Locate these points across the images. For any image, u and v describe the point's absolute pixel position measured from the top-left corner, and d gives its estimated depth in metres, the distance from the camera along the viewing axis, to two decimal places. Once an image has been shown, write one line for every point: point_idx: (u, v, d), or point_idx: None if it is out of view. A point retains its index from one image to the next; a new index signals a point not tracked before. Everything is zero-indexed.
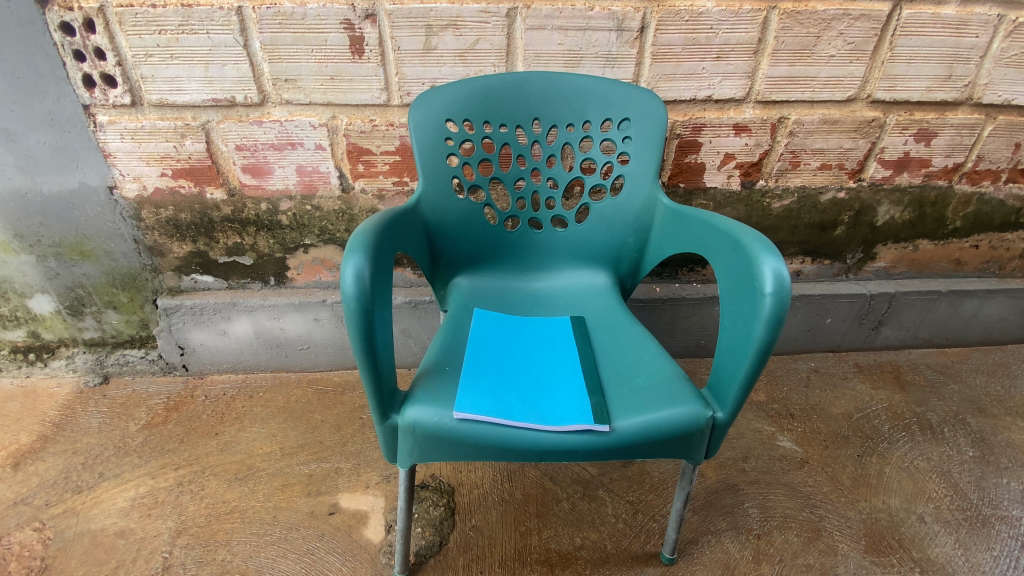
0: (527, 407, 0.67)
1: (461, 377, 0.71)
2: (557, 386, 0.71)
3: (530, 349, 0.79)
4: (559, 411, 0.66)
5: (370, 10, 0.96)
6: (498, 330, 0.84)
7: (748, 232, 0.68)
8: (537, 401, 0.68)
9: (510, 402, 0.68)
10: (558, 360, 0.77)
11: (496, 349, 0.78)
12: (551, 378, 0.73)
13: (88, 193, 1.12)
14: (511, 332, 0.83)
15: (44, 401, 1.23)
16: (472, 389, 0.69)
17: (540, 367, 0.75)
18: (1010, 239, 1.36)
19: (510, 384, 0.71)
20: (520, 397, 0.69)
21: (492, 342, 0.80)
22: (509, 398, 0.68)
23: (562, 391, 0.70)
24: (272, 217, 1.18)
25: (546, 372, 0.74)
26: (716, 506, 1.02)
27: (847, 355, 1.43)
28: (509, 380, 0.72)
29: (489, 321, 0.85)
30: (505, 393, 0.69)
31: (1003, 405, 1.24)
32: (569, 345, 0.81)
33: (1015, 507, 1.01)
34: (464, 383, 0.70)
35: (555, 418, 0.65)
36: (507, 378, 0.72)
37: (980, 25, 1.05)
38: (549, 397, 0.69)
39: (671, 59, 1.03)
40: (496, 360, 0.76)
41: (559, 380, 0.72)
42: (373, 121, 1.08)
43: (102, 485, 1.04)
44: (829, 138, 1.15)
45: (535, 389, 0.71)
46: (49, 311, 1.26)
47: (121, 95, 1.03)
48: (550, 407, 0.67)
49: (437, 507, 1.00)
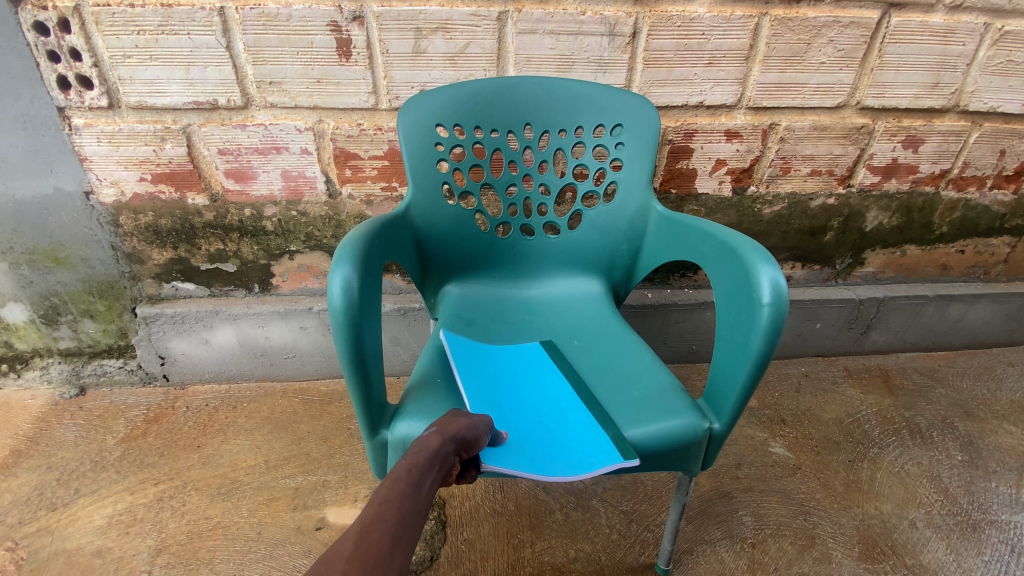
0: (547, 457, 0.61)
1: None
2: (562, 422, 0.67)
3: (523, 384, 0.74)
4: (583, 455, 0.61)
5: (358, 12, 0.94)
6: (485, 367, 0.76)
7: (745, 241, 0.67)
8: (558, 446, 0.63)
9: (529, 453, 0.61)
10: (554, 394, 0.72)
11: (490, 389, 0.71)
12: (555, 416, 0.68)
13: (64, 199, 1.08)
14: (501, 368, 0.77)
15: (18, 414, 1.18)
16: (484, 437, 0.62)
17: (537, 403, 0.70)
18: (995, 244, 1.38)
19: (517, 432, 0.64)
20: (529, 442, 0.63)
21: (484, 378, 0.73)
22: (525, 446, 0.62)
23: (573, 431, 0.65)
24: (256, 223, 1.15)
25: (546, 411, 0.69)
26: (709, 515, 1.01)
27: (836, 359, 1.43)
28: (514, 428, 0.65)
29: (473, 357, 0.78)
30: (518, 444, 0.63)
31: (990, 409, 1.26)
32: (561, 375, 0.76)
33: (1004, 510, 1.01)
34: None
35: (584, 464, 0.59)
36: (511, 422, 0.66)
37: (967, 33, 1.06)
38: (563, 440, 0.64)
39: (663, 65, 1.02)
40: (495, 403, 0.69)
41: (565, 418, 0.67)
42: (361, 126, 1.06)
43: (79, 502, 1.00)
44: (819, 144, 1.15)
45: (543, 434, 0.65)
46: (23, 321, 1.22)
47: (97, 97, 0.99)
48: (572, 454, 0.61)
49: (428, 520, 0.98)
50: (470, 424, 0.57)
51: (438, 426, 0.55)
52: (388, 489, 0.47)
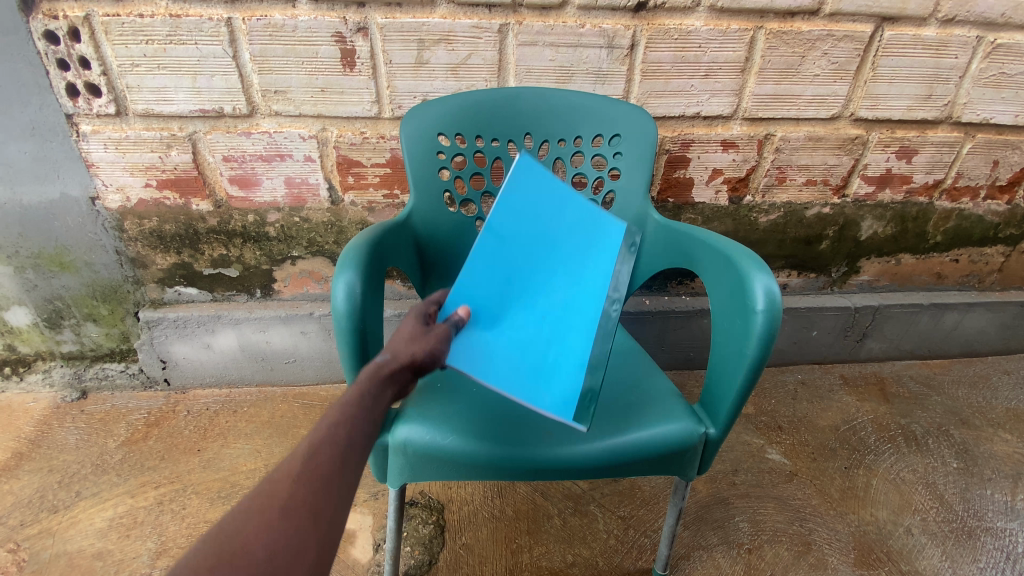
0: (508, 365, 0.58)
1: (466, 281, 0.58)
2: (557, 343, 0.63)
3: (558, 276, 0.66)
4: (540, 386, 0.59)
5: (362, 23, 0.96)
6: (544, 227, 0.64)
7: (741, 249, 0.69)
8: (530, 363, 0.60)
9: (494, 353, 0.58)
10: (574, 305, 0.66)
11: (524, 255, 0.62)
12: (556, 331, 0.64)
13: (70, 204, 1.10)
14: (557, 240, 0.65)
15: (19, 417, 1.19)
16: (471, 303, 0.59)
17: (554, 305, 0.64)
18: (988, 253, 1.40)
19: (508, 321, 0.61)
20: (505, 339, 0.60)
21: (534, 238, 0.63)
22: (501, 346, 0.59)
23: (554, 356, 0.62)
24: (259, 229, 1.16)
25: (552, 319, 0.64)
26: (707, 520, 1.01)
27: (833, 367, 1.45)
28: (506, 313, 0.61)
29: (549, 209, 0.64)
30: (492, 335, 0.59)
31: (985, 416, 1.27)
32: (597, 288, 0.69)
33: (999, 517, 1.02)
34: (458, 294, 0.58)
35: (534, 395, 0.57)
36: (507, 307, 0.61)
37: (959, 46, 1.08)
38: (537, 359, 0.61)
39: (660, 76, 1.04)
40: (514, 271, 0.62)
41: (559, 337, 0.63)
42: (364, 134, 1.07)
43: (79, 505, 1.01)
44: (815, 154, 1.17)
45: (527, 341, 0.61)
46: (26, 324, 1.23)
47: (105, 105, 1.01)
48: (532, 377, 0.59)
49: (426, 525, 0.98)
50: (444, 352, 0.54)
51: (407, 347, 0.53)
52: (340, 411, 0.47)
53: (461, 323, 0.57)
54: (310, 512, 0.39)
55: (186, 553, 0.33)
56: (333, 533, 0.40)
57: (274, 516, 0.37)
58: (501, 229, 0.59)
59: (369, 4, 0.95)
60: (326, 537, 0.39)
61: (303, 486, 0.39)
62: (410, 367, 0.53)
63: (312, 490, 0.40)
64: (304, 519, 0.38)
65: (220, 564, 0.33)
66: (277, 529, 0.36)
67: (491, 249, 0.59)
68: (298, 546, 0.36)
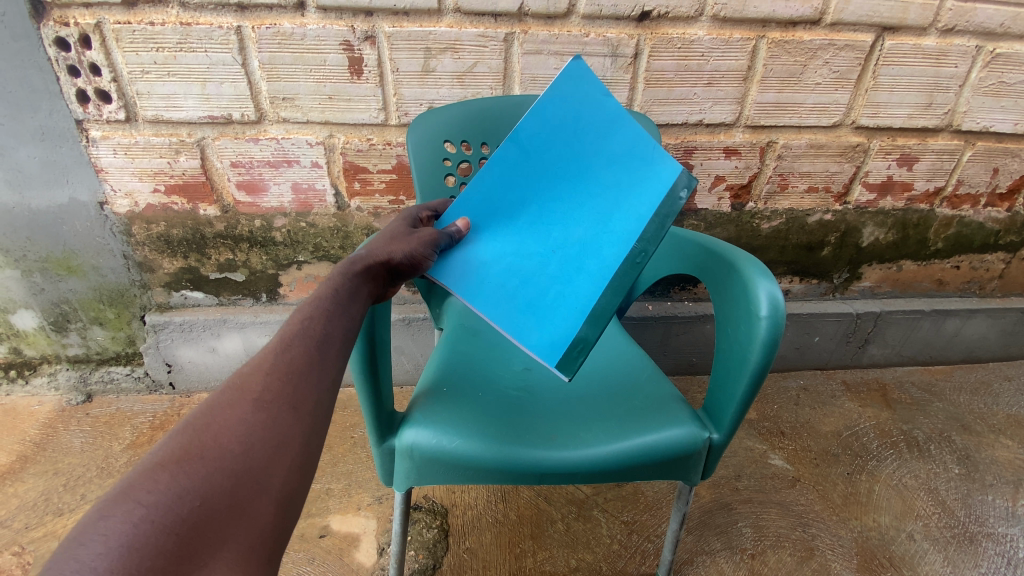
0: (505, 294, 0.57)
1: (472, 194, 0.59)
2: (561, 282, 0.56)
3: (583, 210, 0.57)
4: (528, 317, 0.56)
5: (370, 32, 0.97)
6: (578, 150, 0.57)
7: (744, 256, 0.69)
8: (523, 293, 0.57)
9: (492, 278, 0.58)
10: (592, 246, 0.56)
11: (546, 180, 0.59)
12: (563, 268, 0.56)
13: (79, 208, 1.11)
14: (593, 169, 0.57)
15: (25, 420, 1.19)
16: (476, 220, 0.60)
17: (569, 241, 0.57)
18: (989, 260, 1.41)
19: (515, 248, 0.59)
20: (505, 266, 0.58)
21: (560, 161, 0.58)
22: (496, 270, 0.58)
23: (559, 289, 0.56)
24: (266, 234, 1.17)
25: (566, 253, 0.57)
26: (709, 525, 1.02)
27: (835, 373, 1.45)
28: (517, 240, 0.59)
29: (592, 132, 0.57)
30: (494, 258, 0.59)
31: (987, 423, 1.27)
32: (632, 232, 0.54)
33: (1001, 523, 1.03)
34: (463, 208, 0.60)
35: (518, 326, 0.55)
36: (517, 232, 0.59)
37: (959, 56, 1.09)
38: (538, 292, 0.56)
39: (663, 85, 1.06)
40: (531, 195, 0.59)
41: (570, 271, 0.56)
42: (371, 141, 1.09)
43: (84, 508, 1.01)
44: (816, 161, 1.18)
45: (530, 270, 0.57)
46: (33, 327, 1.24)
47: (116, 111, 1.02)
48: (523, 307, 0.57)
49: (430, 529, 0.99)
50: (416, 249, 0.57)
51: (385, 245, 0.59)
52: (312, 306, 0.51)
53: (459, 236, 0.59)
54: (285, 405, 0.43)
55: (163, 442, 0.37)
56: (312, 424, 0.44)
57: (250, 407, 0.41)
58: (524, 141, 0.57)
59: (377, 13, 0.96)
60: (304, 427, 0.43)
61: (277, 381, 0.44)
62: (385, 263, 0.58)
63: (286, 386, 0.44)
64: (280, 411, 0.43)
65: (196, 449, 0.37)
66: (253, 419, 0.41)
67: (509, 165, 0.58)
68: (274, 434, 0.41)
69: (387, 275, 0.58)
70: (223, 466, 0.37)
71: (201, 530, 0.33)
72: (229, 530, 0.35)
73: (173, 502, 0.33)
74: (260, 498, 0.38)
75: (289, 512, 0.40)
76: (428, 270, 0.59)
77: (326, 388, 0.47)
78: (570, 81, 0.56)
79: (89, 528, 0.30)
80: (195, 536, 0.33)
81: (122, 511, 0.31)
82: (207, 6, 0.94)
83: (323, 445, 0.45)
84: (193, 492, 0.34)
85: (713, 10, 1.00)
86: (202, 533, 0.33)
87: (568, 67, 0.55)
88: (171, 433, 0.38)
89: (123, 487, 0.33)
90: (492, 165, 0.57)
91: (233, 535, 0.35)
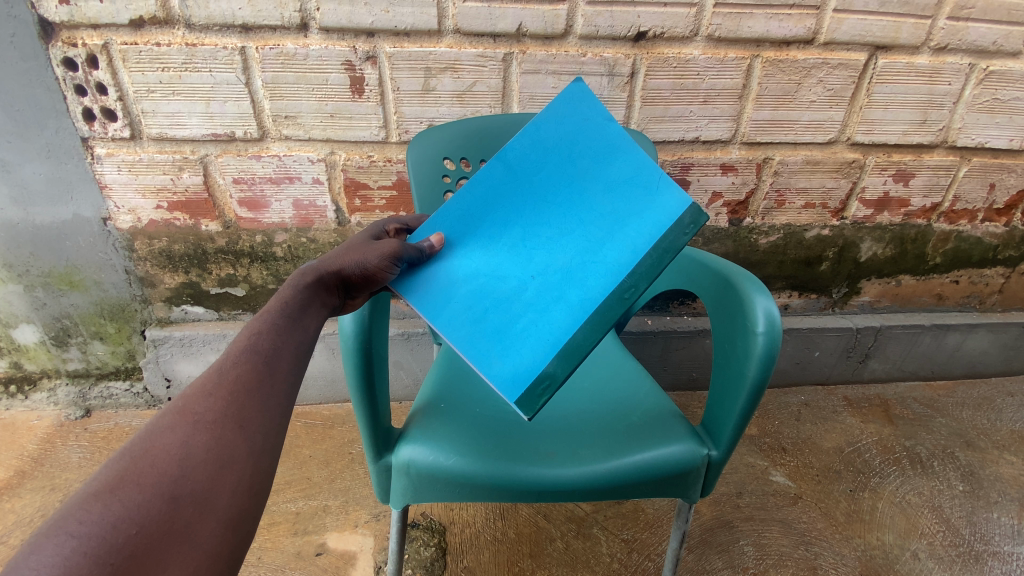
0: (471, 317, 0.54)
1: (451, 209, 0.58)
2: (535, 310, 0.54)
3: (571, 237, 0.56)
4: (491, 343, 0.53)
5: (371, 52, 0.99)
6: (572, 174, 0.57)
7: (738, 271, 0.70)
8: (492, 318, 0.54)
9: (460, 299, 0.55)
10: (577, 274, 0.54)
11: (533, 202, 0.58)
12: (541, 295, 0.54)
13: (82, 224, 1.12)
14: (587, 194, 0.56)
15: (23, 435, 1.19)
16: (451, 236, 0.58)
17: (552, 267, 0.55)
18: (988, 275, 1.41)
19: (490, 269, 0.57)
20: (476, 287, 0.56)
21: (551, 186, 0.58)
22: (465, 292, 0.56)
23: (531, 317, 0.54)
24: (267, 249, 1.18)
25: (545, 281, 0.55)
26: (711, 544, 1.00)
27: (836, 388, 1.44)
28: (494, 261, 0.57)
29: (589, 157, 0.57)
30: (466, 277, 0.56)
31: (991, 439, 1.26)
32: (617, 264, 0.53)
33: (1006, 542, 1.01)
34: (439, 222, 0.58)
35: (480, 354, 0.52)
36: (494, 252, 0.58)
37: (952, 73, 1.11)
38: (508, 318, 0.54)
39: (660, 103, 1.07)
40: (515, 216, 0.58)
41: (545, 301, 0.54)
42: (371, 157, 1.10)
43: None
44: (812, 177, 1.19)
45: (503, 295, 0.55)
46: (34, 342, 1.24)
47: (121, 128, 1.04)
48: (488, 334, 0.53)
49: (427, 547, 0.98)
50: (369, 259, 0.56)
51: (341, 255, 0.59)
52: (266, 322, 0.52)
53: (432, 251, 0.57)
54: (230, 424, 0.43)
55: (99, 470, 0.37)
56: (262, 441, 0.44)
57: (191, 429, 0.41)
58: (513, 161, 0.58)
59: (378, 33, 0.98)
60: (253, 445, 0.43)
61: (220, 401, 0.44)
62: (337, 273, 0.58)
63: (231, 404, 0.45)
64: (224, 430, 0.43)
65: (132, 475, 0.37)
66: (194, 441, 0.41)
67: (495, 183, 0.58)
68: (218, 453, 0.41)
69: (341, 287, 0.59)
70: (162, 490, 0.37)
71: (137, 557, 0.33)
72: (171, 554, 0.35)
73: (107, 531, 0.33)
74: (205, 520, 0.37)
75: (240, 532, 0.40)
76: (388, 281, 0.58)
77: (277, 403, 0.47)
78: (569, 104, 0.57)
79: (20, 564, 0.31)
80: (131, 563, 0.33)
81: (54, 545, 0.32)
82: (212, 28, 0.96)
83: (276, 460, 0.45)
84: (129, 519, 0.34)
85: (708, 31, 1.01)
86: (138, 559, 0.33)
87: (568, 89, 0.56)
88: (106, 462, 0.38)
89: (56, 519, 0.33)
90: (476, 181, 0.58)
91: (175, 559, 0.35)
